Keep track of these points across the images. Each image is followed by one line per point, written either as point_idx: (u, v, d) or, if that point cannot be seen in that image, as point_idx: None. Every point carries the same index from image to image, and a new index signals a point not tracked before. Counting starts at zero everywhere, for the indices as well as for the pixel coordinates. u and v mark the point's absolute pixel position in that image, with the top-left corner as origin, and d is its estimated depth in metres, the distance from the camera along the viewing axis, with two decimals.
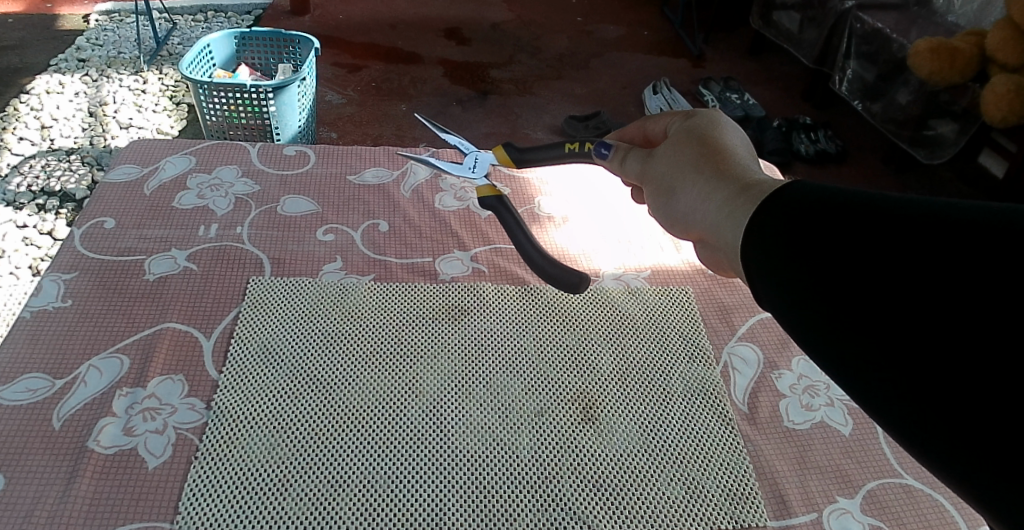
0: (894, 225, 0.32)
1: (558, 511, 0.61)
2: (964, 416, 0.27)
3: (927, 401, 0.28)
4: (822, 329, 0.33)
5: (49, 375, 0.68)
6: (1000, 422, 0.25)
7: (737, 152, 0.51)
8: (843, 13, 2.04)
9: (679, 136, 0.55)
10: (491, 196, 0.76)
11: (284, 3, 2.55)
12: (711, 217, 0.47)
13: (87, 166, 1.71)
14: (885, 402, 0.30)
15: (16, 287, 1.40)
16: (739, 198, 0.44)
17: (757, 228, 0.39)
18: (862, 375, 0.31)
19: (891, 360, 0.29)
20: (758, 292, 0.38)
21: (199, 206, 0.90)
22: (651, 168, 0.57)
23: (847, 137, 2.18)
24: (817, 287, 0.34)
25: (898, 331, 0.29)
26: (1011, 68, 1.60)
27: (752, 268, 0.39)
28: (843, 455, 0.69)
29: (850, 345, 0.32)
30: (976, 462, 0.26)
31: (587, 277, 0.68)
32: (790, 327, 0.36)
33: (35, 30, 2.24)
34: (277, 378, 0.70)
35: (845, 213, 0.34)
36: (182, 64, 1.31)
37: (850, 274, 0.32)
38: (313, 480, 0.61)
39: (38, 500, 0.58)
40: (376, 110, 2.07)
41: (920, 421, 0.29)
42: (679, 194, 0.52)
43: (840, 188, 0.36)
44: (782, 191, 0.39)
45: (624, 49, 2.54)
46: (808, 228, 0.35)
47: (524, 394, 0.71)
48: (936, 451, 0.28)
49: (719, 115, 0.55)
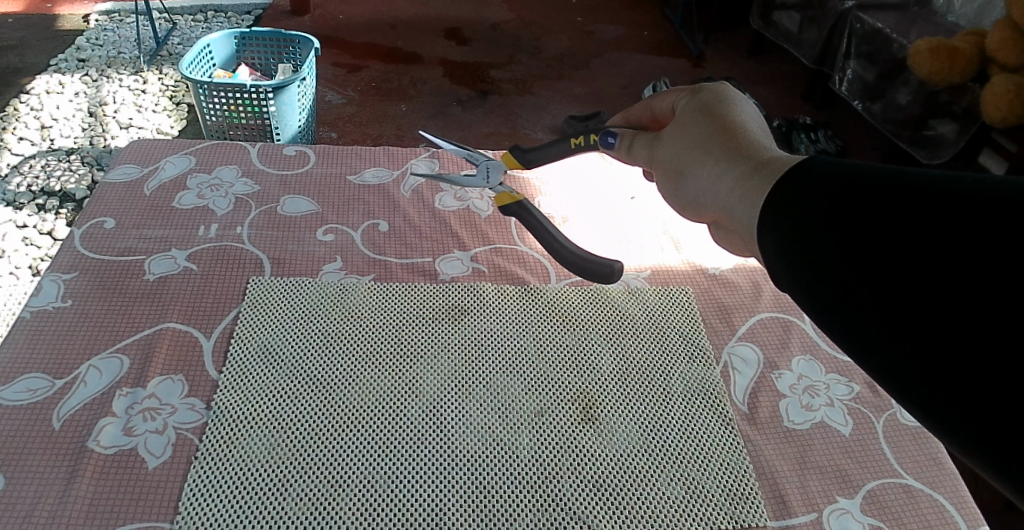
0: (913, 201, 0.32)
1: (557, 512, 0.61)
2: (975, 389, 0.27)
3: (941, 376, 0.28)
4: (841, 307, 0.33)
5: (49, 375, 0.69)
6: (1007, 395, 0.25)
7: (747, 127, 0.51)
8: (843, 13, 2.04)
9: (688, 114, 0.55)
10: (513, 204, 0.76)
11: (284, 3, 2.55)
12: (724, 197, 0.47)
13: (87, 166, 1.71)
14: (903, 379, 0.30)
15: (16, 287, 1.40)
16: (751, 178, 0.44)
17: (773, 207, 0.39)
18: (884, 351, 0.31)
19: (906, 335, 0.30)
20: (776, 273, 0.39)
21: (199, 206, 0.90)
22: (660, 152, 0.57)
23: (847, 137, 2.18)
24: (839, 263, 0.34)
25: (914, 306, 0.29)
26: (1011, 68, 1.60)
27: (771, 252, 0.39)
28: (843, 455, 0.69)
29: (870, 321, 0.32)
30: (989, 436, 0.26)
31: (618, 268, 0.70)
32: (809, 306, 0.36)
33: (35, 30, 2.24)
34: (277, 378, 0.69)
35: (865, 191, 0.34)
36: (181, 64, 1.31)
37: (871, 251, 0.32)
38: (313, 480, 0.61)
39: (38, 500, 0.58)
40: (377, 110, 2.07)
41: (934, 396, 0.29)
42: (689, 176, 0.52)
43: (860, 165, 0.36)
44: (799, 169, 0.40)
45: (624, 49, 2.55)
46: (827, 206, 0.35)
47: (524, 394, 0.71)
48: (951, 427, 0.28)
49: (727, 89, 0.55)
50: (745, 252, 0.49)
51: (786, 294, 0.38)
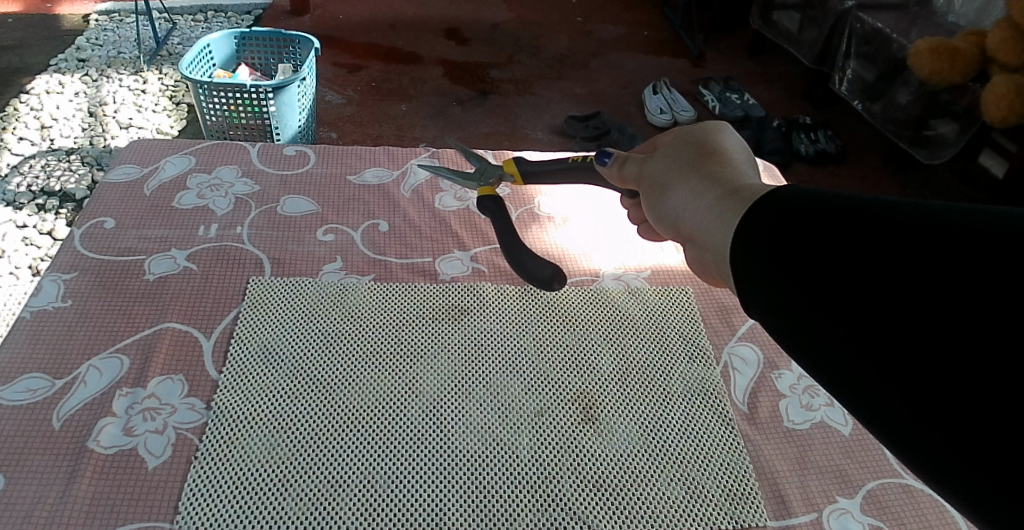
0: (883, 228, 0.32)
1: (558, 511, 0.61)
2: (959, 429, 0.27)
3: (923, 415, 0.28)
4: (817, 341, 0.34)
5: (49, 375, 0.69)
6: (999, 439, 0.25)
7: (734, 156, 0.51)
8: (843, 13, 2.04)
9: (680, 137, 0.55)
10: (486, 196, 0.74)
11: (284, 3, 2.55)
12: (701, 216, 0.47)
13: (87, 166, 1.71)
14: (883, 413, 0.31)
15: (16, 286, 1.40)
16: (729, 200, 0.45)
17: (750, 226, 0.39)
18: (858, 379, 0.31)
19: (885, 370, 0.30)
20: (751, 302, 0.39)
21: (199, 206, 0.90)
22: (648, 168, 0.57)
23: (847, 136, 2.17)
24: (808, 297, 0.34)
25: (893, 344, 0.29)
26: (1010, 68, 1.60)
27: (740, 276, 0.39)
28: (843, 455, 0.69)
29: (844, 355, 0.32)
30: (971, 469, 0.26)
31: (560, 275, 0.65)
32: (782, 334, 0.36)
33: (36, 30, 2.24)
34: (277, 378, 0.69)
35: (834, 218, 0.34)
36: (182, 64, 1.32)
37: (838, 291, 0.32)
38: (313, 480, 0.61)
39: (38, 500, 0.58)
40: (377, 109, 2.07)
41: (913, 433, 0.29)
42: (672, 193, 0.52)
43: (833, 192, 0.36)
44: (774, 194, 0.39)
45: (624, 48, 2.55)
46: (797, 233, 0.35)
47: (524, 394, 0.71)
48: (933, 462, 0.29)
49: (723, 123, 0.56)
50: (715, 277, 0.49)
51: (756, 321, 0.39)
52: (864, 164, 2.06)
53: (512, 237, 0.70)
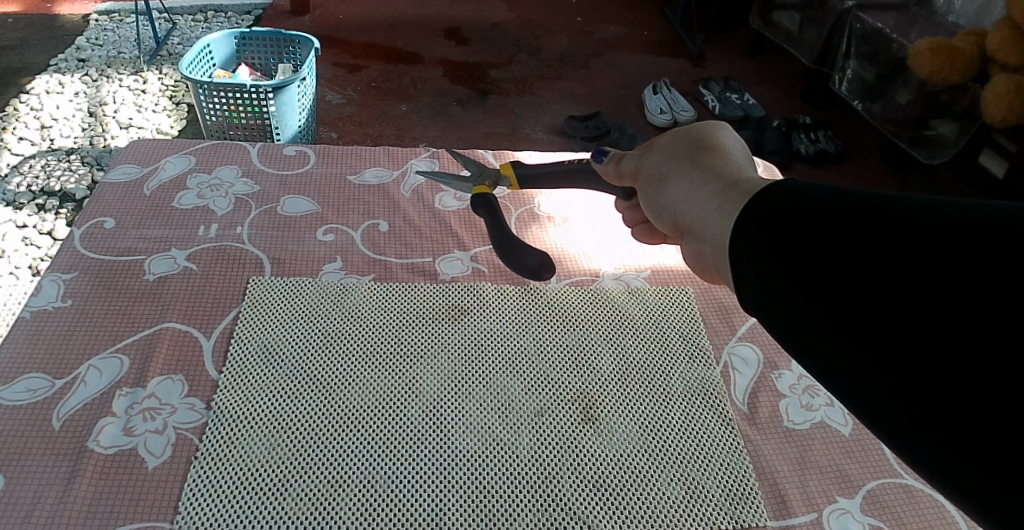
0: (884, 222, 0.32)
1: (558, 511, 0.61)
2: (962, 430, 0.27)
3: (922, 413, 0.28)
4: (815, 339, 0.34)
5: (49, 376, 0.69)
6: (999, 435, 0.25)
7: (731, 152, 0.51)
8: (842, 13, 2.04)
9: (679, 132, 0.55)
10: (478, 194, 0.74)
11: (284, 3, 2.55)
12: (699, 208, 0.47)
13: (87, 166, 1.71)
14: (882, 410, 0.31)
15: (16, 286, 1.39)
16: (729, 192, 0.45)
17: (749, 221, 0.39)
18: (856, 376, 0.32)
19: (885, 371, 0.30)
20: (749, 301, 0.39)
21: (199, 206, 0.90)
22: (646, 162, 0.57)
23: (847, 136, 2.17)
24: (806, 294, 0.34)
25: (894, 344, 0.29)
26: (1010, 68, 1.60)
27: (738, 273, 0.39)
28: (843, 455, 0.69)
29: (844, 353, 0.32)
30: (970, 468, 0.27)
31: (548, 266, 0.65)
32: (780, 333, 0.36)
33: (37, 30, 2.24)
34: (277, 378, 0.69)
35: (834, 213, 0.34)
36: (182, 64, 1.32)
37: (838, 287, 0.32)
38: (313, 480, 0.61)
39: (37, 500, 0.58)
40: (377, 109, 2.07)
41: (912, 430, 0.29)
42: (670, 186, 0.52)
43: (833, 188, 0.36)
44: (771, 189, 0.39)
45: (623, 48, 2.55)
46: (797, 228, 0.35)
47: (524, 394, 0.71)
48: (932, 460, 0.29)
49: (721, 121, 0.56)
50: (712, 271, 0.50)
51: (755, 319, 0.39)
52: (864, 164, 2.06)
53: (502, 225, 0.70)
